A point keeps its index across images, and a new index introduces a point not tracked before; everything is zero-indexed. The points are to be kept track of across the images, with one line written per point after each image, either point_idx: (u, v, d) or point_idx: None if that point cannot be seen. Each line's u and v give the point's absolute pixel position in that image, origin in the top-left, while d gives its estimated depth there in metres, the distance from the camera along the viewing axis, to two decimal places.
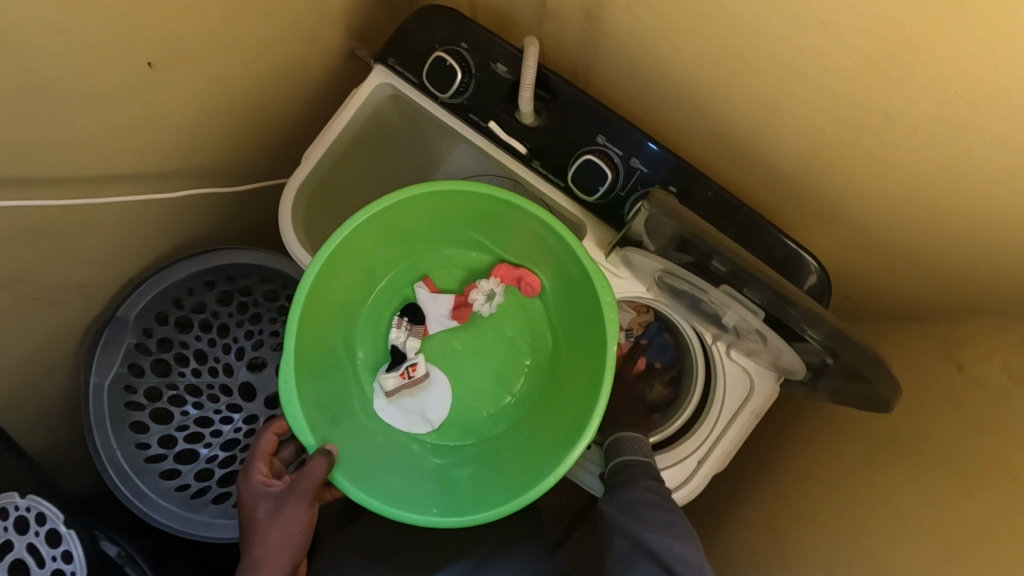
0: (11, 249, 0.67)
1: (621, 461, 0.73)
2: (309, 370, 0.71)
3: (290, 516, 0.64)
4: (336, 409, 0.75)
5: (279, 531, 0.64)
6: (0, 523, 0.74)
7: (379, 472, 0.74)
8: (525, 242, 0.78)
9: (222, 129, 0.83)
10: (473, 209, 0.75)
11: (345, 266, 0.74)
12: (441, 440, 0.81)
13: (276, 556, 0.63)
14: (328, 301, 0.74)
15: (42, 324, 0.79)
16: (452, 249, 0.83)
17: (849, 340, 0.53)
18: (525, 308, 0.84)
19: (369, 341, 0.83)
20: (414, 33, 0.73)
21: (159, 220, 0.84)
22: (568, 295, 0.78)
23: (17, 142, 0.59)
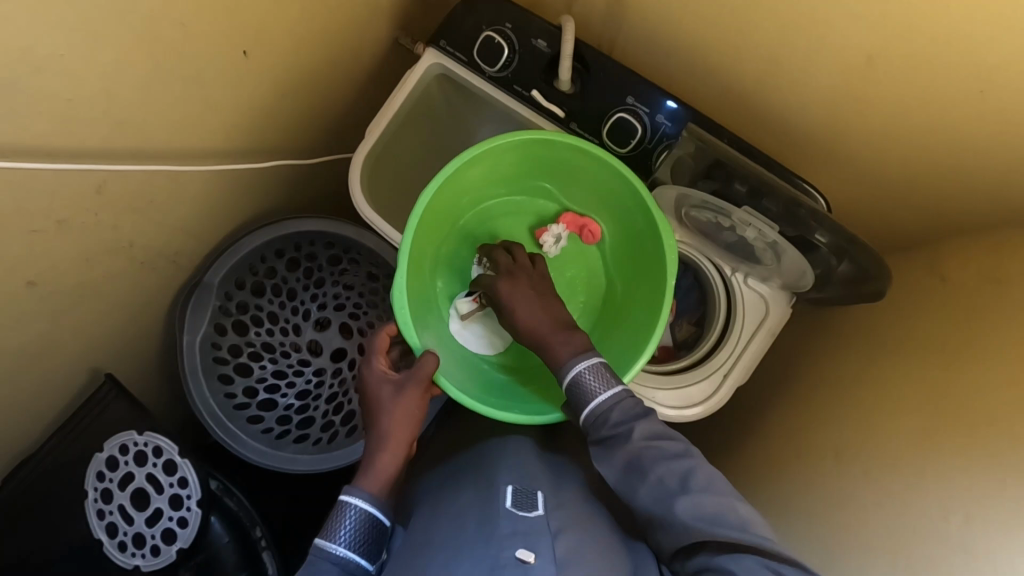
0: (132, 213, 0.79)
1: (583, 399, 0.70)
2: (414, 288, 0.82)
3: (413, 397, 0.74)
4: (428, 322, 0.85)
5: (399, 408, 0.74)
6: (127, 457, 0.91)
7: (461, 374, 0.84)
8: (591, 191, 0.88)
9: (294, 111, 0.95)
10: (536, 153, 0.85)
11: (439, 207, 0.84)
12: (506, 364, 0.91)
13: (400, 428, 0.73)
14: (426, 233, 0.84)
15: (148, 285, 0.91)
16: (524, 197, 0.93)
17: (854, 240, 0.64)
18: (582, 252, 0.93)
19: (450, 272, 0.93)
20: (462, 18, 0.86)
21: (240, 192, 0.96)
22: (627, 238, 0.88)
23: (150, 117, 0.71)
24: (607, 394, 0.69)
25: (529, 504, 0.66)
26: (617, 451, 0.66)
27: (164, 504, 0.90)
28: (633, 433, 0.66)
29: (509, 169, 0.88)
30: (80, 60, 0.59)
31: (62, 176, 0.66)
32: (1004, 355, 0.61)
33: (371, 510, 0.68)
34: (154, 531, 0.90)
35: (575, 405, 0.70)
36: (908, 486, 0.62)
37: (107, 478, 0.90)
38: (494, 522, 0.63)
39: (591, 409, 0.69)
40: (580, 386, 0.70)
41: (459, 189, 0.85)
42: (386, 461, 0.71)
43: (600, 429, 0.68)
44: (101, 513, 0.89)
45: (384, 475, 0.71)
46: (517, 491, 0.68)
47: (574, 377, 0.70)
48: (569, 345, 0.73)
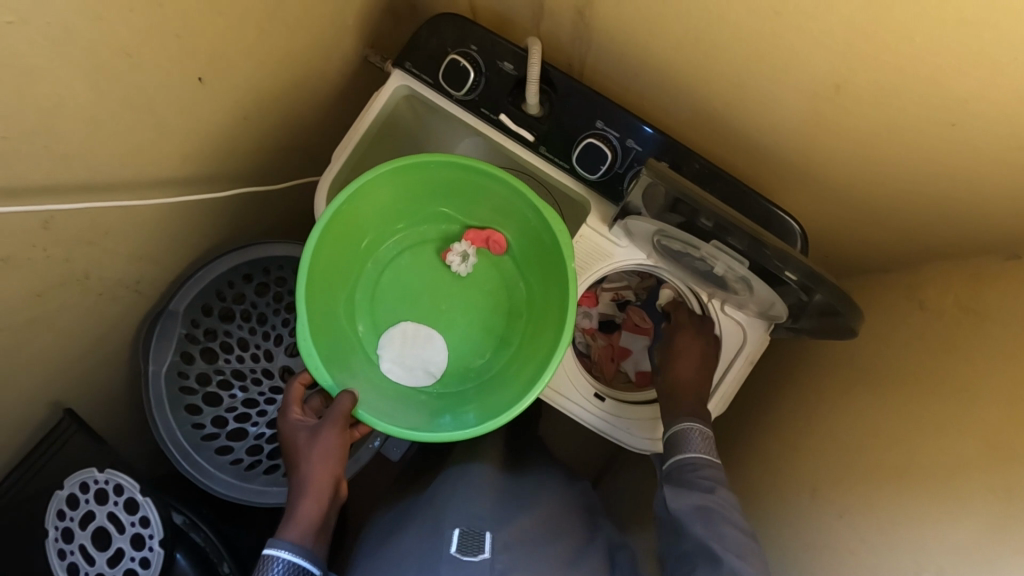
0: (85, 248, 0.76)
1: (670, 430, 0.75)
2: (319, 332, 0.79)
3: (326, 437, 0.73)
4: (345, 364, 0.82)
5: (319, 450, 0.72)
6: (87, 494, 0.87)
7: (388, 406, 0.81)
8: (490, 204, 0.86)
9: (257, 134, 0.92)
10: (423, 177, 0.83)
11: (336, 245, 0.82)
12: (445, 385, 0.89)
13: (321, 470, 0.71)
14: (324, 277, 0.81)
15: (107, 316, 0.88)
16: (424, 224, 0.91)
17: (822, 276, 0.61)
18: (498, 267, 0.91)
19: (366, 312, 0.89)
20: (427, 38, 0.83)
21: (201, 219, 0.93)
22: (534, 248, 0.86)
23: (97, 151, 0.68)
24: (704, 455, 0.72)
25: (476, 547, 0.62)
26: (688, 492, 0.68)
27: (125, 544, 0.87)
28: (700, 485, 0.69)
29: (401, 199, 0.86)
30: (12, 98, 0.56)
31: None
32: (978, 395, 0.58)
33: (295, 560, 0.63)
34: (115, 571, 0.87)
35: (671, 448, 0.74)
36: (883, 531, 0.60)
37: (67, 517, 0.87)
38: (437, 567, 0.60)
39: (685, 457, 0.72)
40: (687, 437, 0.74)
41: (351, 224, 0.82)
42: (308, 507, 0.68)
43: (682, 473, 0.71)
44: (62, 553, 0.86)
45: (306, 521, 0.67)
46: (464, 533, 0.64)
47: (684, 428, 0.74)
48: (688, 408, 0.77)
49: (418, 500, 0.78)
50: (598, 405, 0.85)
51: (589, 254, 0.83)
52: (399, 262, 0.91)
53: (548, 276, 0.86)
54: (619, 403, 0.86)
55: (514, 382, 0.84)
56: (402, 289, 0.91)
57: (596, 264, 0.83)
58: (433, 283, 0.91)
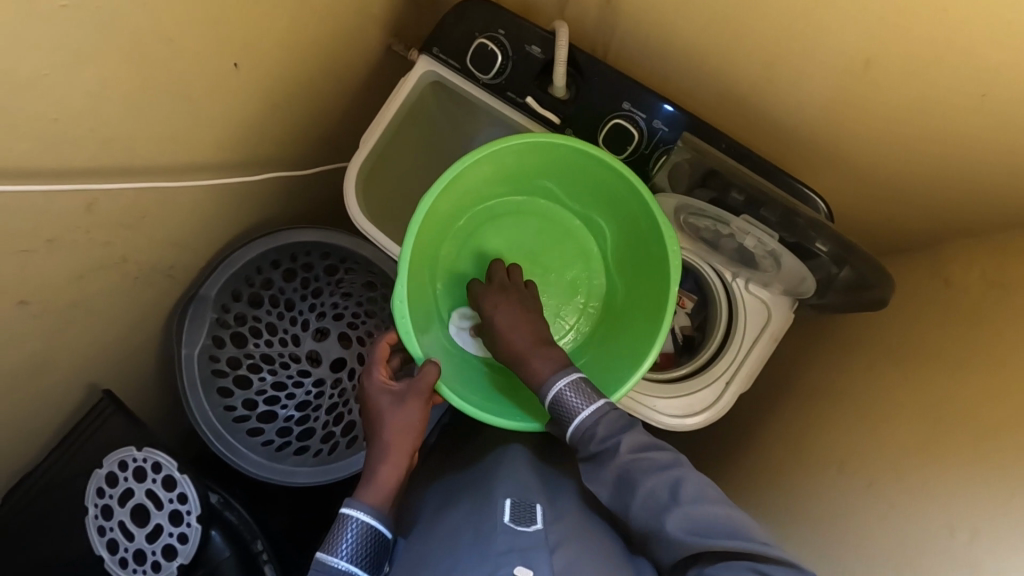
0: (124, 231, 0.78)
1: (550, 398, 0.71)
2: (415, 294, 0.81)
3: (411, 406, 0.75)
4: (428, 326, 0.85)
5: (400, 419, 0.74)
6: (126, 472, 0.90)
7: (460, 381, 0.84)
8: (594, 196, 0.88)
9: (286, 121, 0.94)
10: (548, 159, 0.84)
11: (443, 211, 0.84)
12: (512, 364, 0.93)
13: (401, 438, 0.74)
14: (428, 239, 0.83)
15: (143, 300, 0.90)
16: (530, 196, 0.93)
17: (854, 247, 0.64)
18: (584, 250, 0.95)
19: (453, 273, 0.93)
20: (455, 25, 0.84)
21: (233, 204, 0.95)
22: (626, 246, 0.89)
23: (139, 134, 0.70)
24: (592, 409, 0.69)
25: (528, 518, 0.66)
26: (607, 468, 0.67)
27: (164, 520, 0.89)
28: (612, 443, 0.67)
29: (523, 173, 0.87)
30: (62, 80, 0.58)
31: (47, 196, 0.65)
32: (1012, 363, 0.59)
33: (371, 522, 0.68)
34: (154, 547, 0.89)
35: (559, 422, 0.71)
36: (913, 498, 0.61)
37: (107, 495, 0.90)
38: (492, 537, 0.63)
39: (579, 423, 0.69)
40: (567, 401, 0.70)
41: (466, 188, 0.84)
42: (387, 473, 0.72)
43: (584, 443, 0.68)
44: (103, 529, 0.89)
45: (384, 487, 0.71)
46: (516, 504, 0.68)
47: (558, 393, 0.70)
48: (548, 363, 0.73)
49: (463, 473, 0.82)
50: None
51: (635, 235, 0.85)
52: (497, 228, 0.94)
53: (636, 273, 0.88)
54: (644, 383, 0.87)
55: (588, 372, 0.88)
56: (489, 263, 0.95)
57: None
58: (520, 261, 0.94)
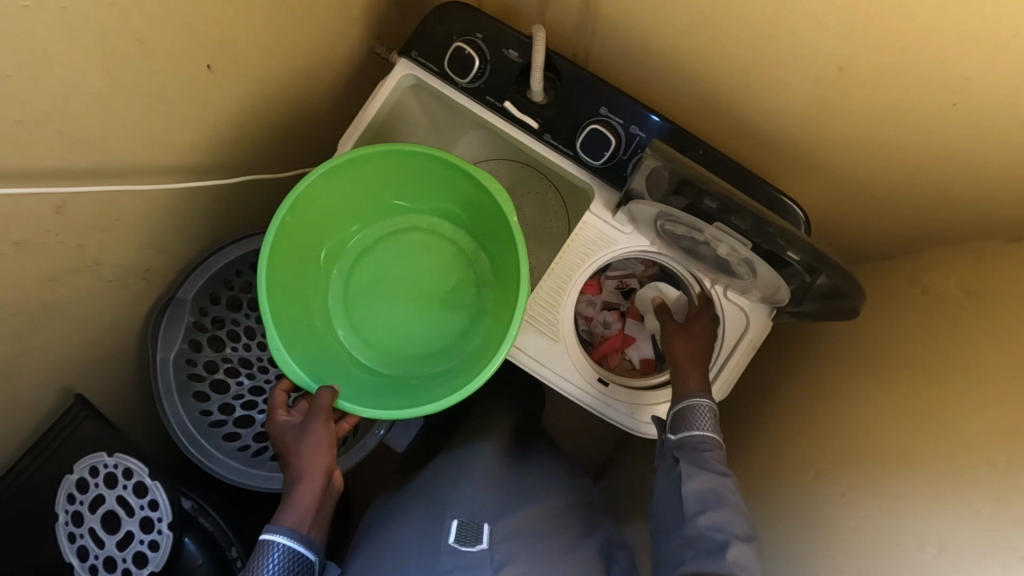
0: (95, 235, 0.77)
1: (686, 400, 0.77)
2: (294, 342, 0.84)
3: (313, 430, 0.77)
4: (328, 369, 0.87)
5: (309, 442, 0.76)
6: (97, 478, 0.88)
7: (369, 396, 0.85)
8: (445, 190, 0.90)
9: (265, 123, 0.93)
10: (360, 175, 0.86)
11: (298, 255, 0.86)
12: (435, 362, 0.93)
13: (312, 461, 0.75)
14: (293, 289, 0.87)
15: (117, 304, 0.89)
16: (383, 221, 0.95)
17: (824, 256, 0.62)
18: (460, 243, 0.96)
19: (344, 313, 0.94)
20: (433, 28, 0.83)
21: (210, 207, 0.94)
22: (490, 223, 0.90)
23: (109, 138, 0.70)
24: (711, 432, 0.75)
25: (474, 537, 0.65)
26: (697, 469, 0.71)
27: (135, 527, 0.87)
28: (714, 466, 0.72)
29: (365, 196, 0.90)
30: (27, 83, 0.58)
31: (14, 200, 0.64)
32: (982, 376, 0.59)
33: (292, 545, 0.69)
34: (125, 554, 0.86)
35: (679, 422, 0.77)
36: (882, 509, 0.61)
37: (77, 501, 0.88)
38: (436, 556, 0.63)
39: (694, 432, 0.75)
40: (695, 412, 0.76)
41: (308, 232, 0.87)
42: (302, 495, 0.73)
43: (691, 449, 0.74)
44: (73, 535, 0.87)
45: (302, 509, 0.72)
46: (463, 522, 0.66)
47: (693, 404, 0.77)
48: (694, 381, 0.80)
49: (428, 486, 0.81)
50: (603, 389, 0.86)
51: (591, 241, 0.85)
52: (366, 260, 0.95)
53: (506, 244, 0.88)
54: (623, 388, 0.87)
55: (491, 336, 0.88)
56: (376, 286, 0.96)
57: (597, 252, 0.85)
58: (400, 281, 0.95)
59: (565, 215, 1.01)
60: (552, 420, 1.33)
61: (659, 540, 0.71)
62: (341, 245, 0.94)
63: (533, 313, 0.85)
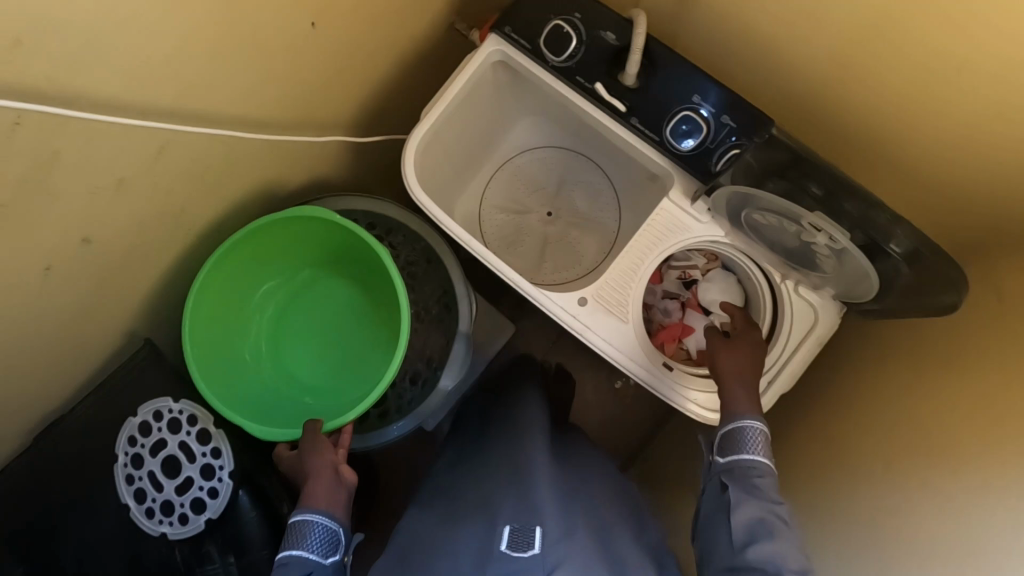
0: (186, 179, 0.78)
1: (732, 427, 0.74)
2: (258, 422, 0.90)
3: (319, 441, 0.81)
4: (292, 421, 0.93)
5: (311, 454, 0.80)
6: (160, 423, 0.90)
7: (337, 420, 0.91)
8: (279, 246, 0.96)
9: (350, 89, 0.94)
10: (251, 246, 0.92)
11: (212, 333, 0.93)
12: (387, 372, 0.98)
13: (320, 463, 0.79)
14: (218, 364, 0.93)
15: (191, 255, 0.90)
16: (277, 289, 1.01)
17: (931, 247, 0.63)
18: (307, 278, 1.02)
19: (298, 370, 1.00)
20: (531, 5, 0.85)
21: (287, 167, 0.95)
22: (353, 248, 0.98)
23: (215, 81, 0.71)
24: (763, 458, 0.72)
25: (526, 543, 0.61)
26: (749, 497, 0.68)
27: (195, 473, 0.89)
28: (766, 494, 0.68)
29: (238, 281, 0.95)
30: (158, 14, 0.59)
31: (125, 129, 0.65)
32: None
33: (330, 521, 0.73)
34: (183, 499, 0.88)
35: (730, 443, 0.74)
36: (958, 503, 0.61)
37: (139, 444, 0.89)
38: (489, 561, 0.61)
39: (744, 458, 0.72)
40: (744, 436, 0.73)
41: (216, 317, 0.93)
42: (317, 488, 0.76)
43: (742, 474, 0.71)
44: (131, 477, 0.89)
45: (323, 495, 0.76)
46: (516, 529, 0.63)
47: (743, 427, 0.74)
48: (743, 401, 0.77)
49: (470, 491, 0.78)
50: (667, 373, 0.86)
51: (667, 226, 0.87)
52: (276, 318, 1.01)
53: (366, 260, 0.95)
54: (686, 374, 0.88)
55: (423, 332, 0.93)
56: (309, 338, 1.02)
57: (671, 238, 0.87)
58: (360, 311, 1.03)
59: (617, 215, 1.24)
60: (587, 410, 1.34)
61: (705, 560, 0.68)
62: (249, 330, 0.99)
63: (604, 295, 0.87)
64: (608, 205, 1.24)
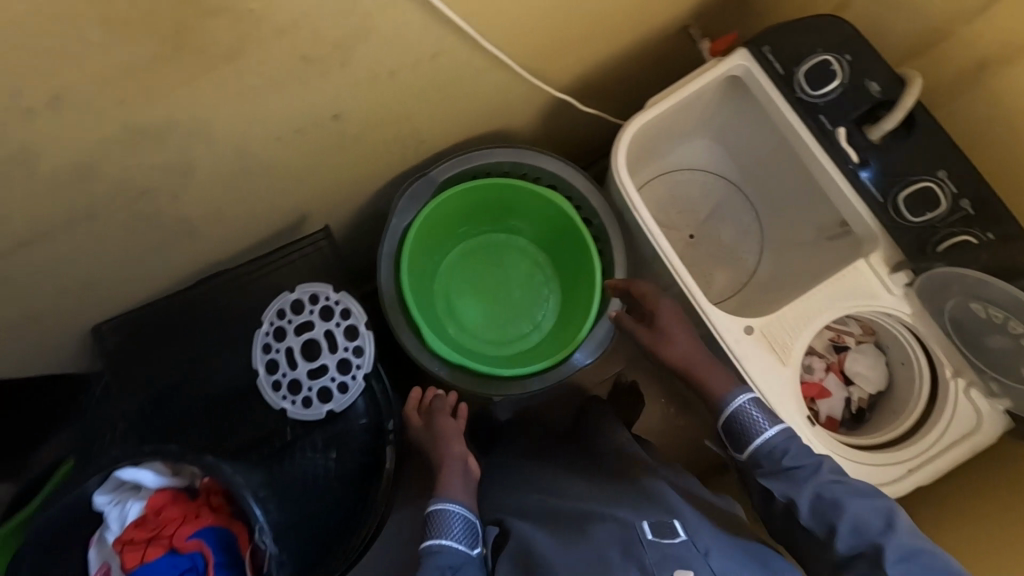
0: (426, 89, 0.80)
1: (728, 415, 0.79)
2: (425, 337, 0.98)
3: (450, 427, 0.95)
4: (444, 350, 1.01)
5: (444, 433, 0.94)
6: (314, 306, 0.92)
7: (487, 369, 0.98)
8: (500, 205, 1.06)
9: (584, 55, 0.95)
10: (481, 193, 1.03)
11: (418, 248, 1.02)
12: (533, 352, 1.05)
13: (452, 442, 0.93)
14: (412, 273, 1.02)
15: (388, 159, 0.93)
16: (474, 241, 1.10)
17: None
18: (500, 242, 1.11)
19: (457, 313, 1.08)
20: (800, 33, 0.86)
21: (497, 108, 0.97)
22: (551, 232, 1.06)
23: (500, 9, 0.72)
24: (777, 429, 0.77)
25: (671, 532, 0.69)
26: (800, 483, 0.72)
27: (331, 364, 0.91)
28: (807, 472, 0.73)
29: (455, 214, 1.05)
30: None
31: (418, 28, 0.67)
32: None
33: (468, 513, 0.78)
34: (312, 384, 0.90)
35: (731, 443, 0.79)
36: None
37: (287, 318, 0.91)
38: (638, 550, 0.67)
39: (761, 442, 0.76)
40: (746, 419, 0.78)
41: (427, 237, 1.03)
42: (452, 471, 0.87)
43: (767, 460, 0.75)
44: (269, 347, 0.91)
45: (456, 475, 0.86)
46: (654, 522, 0.71)
47: (739, 407, 0.79)
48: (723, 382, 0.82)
49: (589, 498, 0.81)
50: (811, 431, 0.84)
51: (859, 288, 0.86)
52: (459, 263, 1.10)
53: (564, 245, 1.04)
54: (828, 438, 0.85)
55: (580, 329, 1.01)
56: (474, 291, 1.09)
57: (859, 300, 0.86)
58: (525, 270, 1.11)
59: (756, 259, 1.19)
60: None
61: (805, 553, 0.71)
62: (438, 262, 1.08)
63: (772, 332, 0.86)
64: (750, 251, 1.19)
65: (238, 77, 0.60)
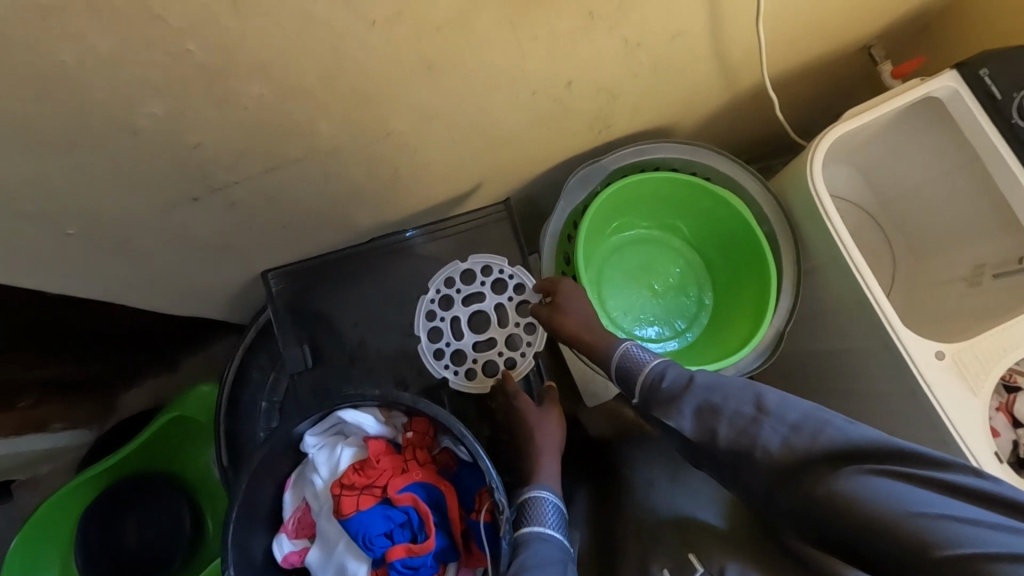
0: (646, 70, 0.78)
1: (616, 368, 0.83)
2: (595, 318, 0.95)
3: (549, 412, 0.85)
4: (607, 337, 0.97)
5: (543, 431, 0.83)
6: (487, 278, 0.91)
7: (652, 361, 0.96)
8: (666, 200, 1.05)
9: (782, 58, 0.92)
10: (654, 186, 1.02)
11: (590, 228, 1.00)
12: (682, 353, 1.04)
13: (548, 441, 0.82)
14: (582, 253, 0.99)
15: (573, 140, 0.90)
16: (629, 234, 1.09)
17: None
18: (653, 239, 1.10)
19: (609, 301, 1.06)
20: (1021, 62, 0.85)
21: (683, 102, 0.94)
22: (712, 236, 1.06)
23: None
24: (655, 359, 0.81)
25: None
26: (692, 414, 0.73)
27: (500, 338, 0.90)
28: (716, 398, 0.73)
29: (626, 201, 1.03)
30: None
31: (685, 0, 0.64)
32: None
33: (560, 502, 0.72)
34: (479, 355, 0.89)
35: (626, 385, 0.82)
36: None
37: (456, 287, 0.91)
38: None
39: (646, 376, 0.80)
40: (629, 362, 0.82)
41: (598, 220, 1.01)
42: (546, 465, 0.78)
43: (660, 395, 0.77)
44: (434, 314, 0.90)
45: (550, 474, 0.77)
46: None
47: (619, 353, 0.84)
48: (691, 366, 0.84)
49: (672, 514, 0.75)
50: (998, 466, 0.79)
51: None
52: (613, 253, 1.08)
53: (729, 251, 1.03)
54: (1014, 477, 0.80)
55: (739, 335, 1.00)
56: (625, 284, 1.08)
57: None
58: (686, 276, 1.10)
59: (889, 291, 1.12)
60: None
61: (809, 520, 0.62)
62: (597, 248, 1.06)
63: (963, 360, 0.82)
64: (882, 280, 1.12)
65: (517, 25, 0.58)
